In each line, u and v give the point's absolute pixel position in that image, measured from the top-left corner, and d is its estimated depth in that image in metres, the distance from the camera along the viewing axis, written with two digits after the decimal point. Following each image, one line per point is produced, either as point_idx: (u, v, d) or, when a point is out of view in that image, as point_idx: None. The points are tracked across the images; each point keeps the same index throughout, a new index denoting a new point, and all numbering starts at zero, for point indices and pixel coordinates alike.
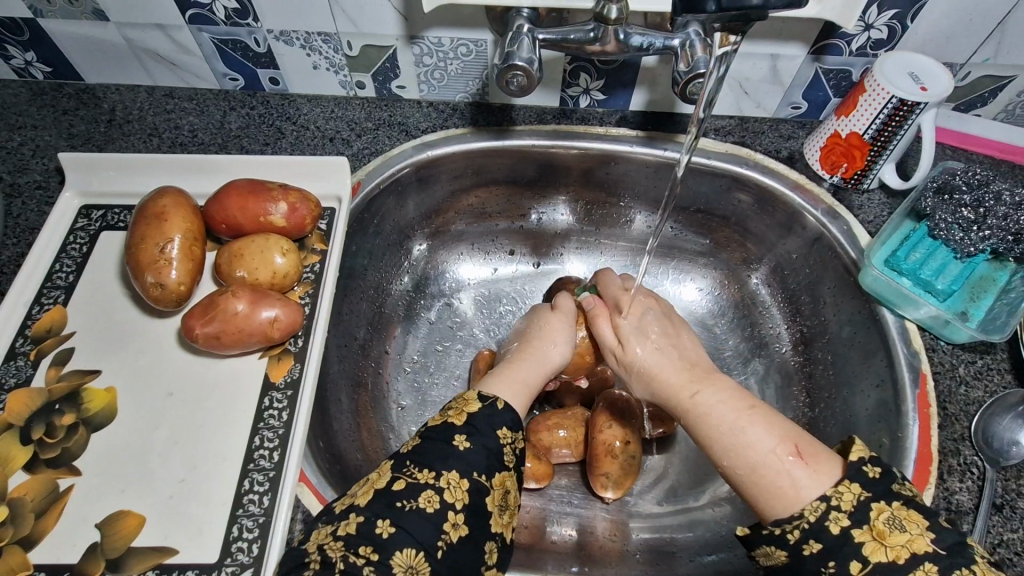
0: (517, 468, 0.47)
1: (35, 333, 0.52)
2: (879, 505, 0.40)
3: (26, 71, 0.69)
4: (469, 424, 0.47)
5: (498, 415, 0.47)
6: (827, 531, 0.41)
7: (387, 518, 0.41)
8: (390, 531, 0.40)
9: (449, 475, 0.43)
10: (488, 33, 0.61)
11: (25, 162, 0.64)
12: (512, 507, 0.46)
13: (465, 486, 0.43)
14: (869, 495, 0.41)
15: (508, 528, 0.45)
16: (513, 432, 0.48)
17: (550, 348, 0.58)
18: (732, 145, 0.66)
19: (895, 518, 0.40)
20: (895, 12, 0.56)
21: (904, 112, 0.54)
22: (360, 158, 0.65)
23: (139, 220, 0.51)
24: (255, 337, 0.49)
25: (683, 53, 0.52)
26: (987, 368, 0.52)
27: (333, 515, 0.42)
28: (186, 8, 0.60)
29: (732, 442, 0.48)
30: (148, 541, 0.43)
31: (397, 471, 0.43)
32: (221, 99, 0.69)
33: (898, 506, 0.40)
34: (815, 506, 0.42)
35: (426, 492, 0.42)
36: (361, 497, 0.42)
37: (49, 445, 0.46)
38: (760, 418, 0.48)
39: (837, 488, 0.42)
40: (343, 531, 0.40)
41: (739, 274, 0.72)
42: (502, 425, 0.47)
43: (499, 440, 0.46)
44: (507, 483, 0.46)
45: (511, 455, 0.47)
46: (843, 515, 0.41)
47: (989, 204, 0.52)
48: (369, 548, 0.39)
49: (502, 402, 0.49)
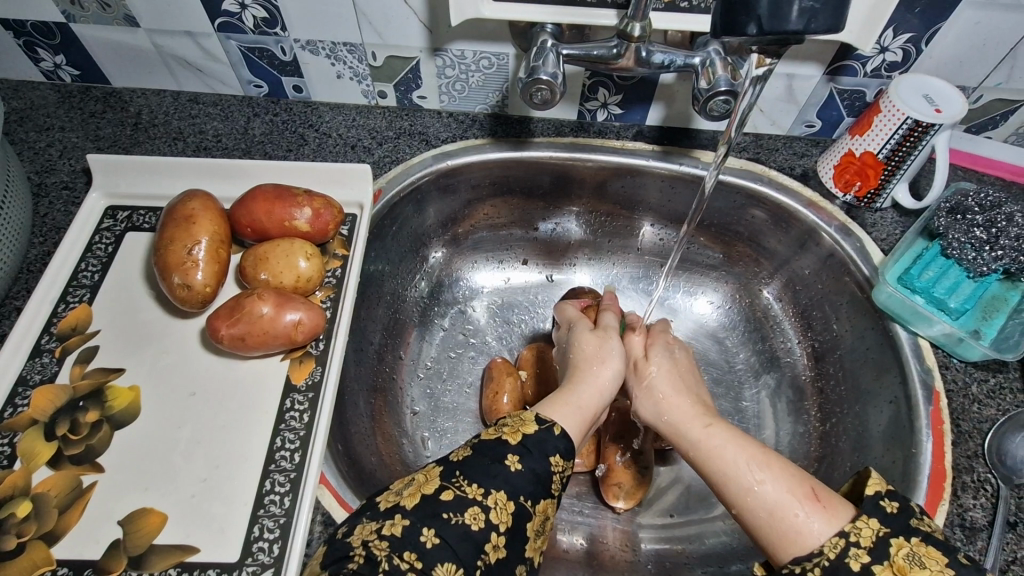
0: (559, 496, 0.47)
1: (60, 331, 0.52)
2: (899, 541, 0.37)
3: (54, 73, 0.71)
4: (522, 445, 0.46)
5: (552, 440, 0.47)
6: (847, 568, 0.37)
7: (431, 527, 0.40)
8: (434, 540, 0.40)
9: (497, 495, 0.43)
10: (510, 47, 0.62)
11: (53, 163, 0.65)
12: (545, 533, 0.46)
13: (510, 509, 0.43)
14: (888, 531, 0.38)
15: (537, 551, 0.45)
16: (565, 461, 0.47)
17: (613, 381, 0.56)
18: (748, 161, 0.67)
19: (915, 554, 0.37)
20: (910, 36, 0.57)
21: (919, 133, 0.55)
22: (381, 166, 0.66)
23: (169, 222, 0.52)
24: (279, 340, 0.50)
25: (704, 71, 0.53)
26: (1000, 387, 0.53)
27: (377, 512, 0.42)
28: (216, 16, 0.62)
29: (749, 480, 0.45)
30: (171, 539, 0.43)
31: (445, 480, 0.43)
32: (245, 105, 0.70)
33: (919, 543, 0.37)
34: (835, 542, 0.39)
35: (473, 509, 0.42)
36: (407, 498, 0.42)
37: (74, 442, 0.47)
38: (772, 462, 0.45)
39: (855, 523, 0.39)
40: (387, 531, 0.40)
41: (751, 288, 0.73)
42: (554, 452, 0.46)
43: (550, 466, 0.46)
44: (548, 510, 0.46)
45: (558, 483, 0.46)
46: (864, 552, 0.37)
47: (1002, 225, 0.53)
48: (413, 554, 0.39)
49: (558, 428, 0.48)
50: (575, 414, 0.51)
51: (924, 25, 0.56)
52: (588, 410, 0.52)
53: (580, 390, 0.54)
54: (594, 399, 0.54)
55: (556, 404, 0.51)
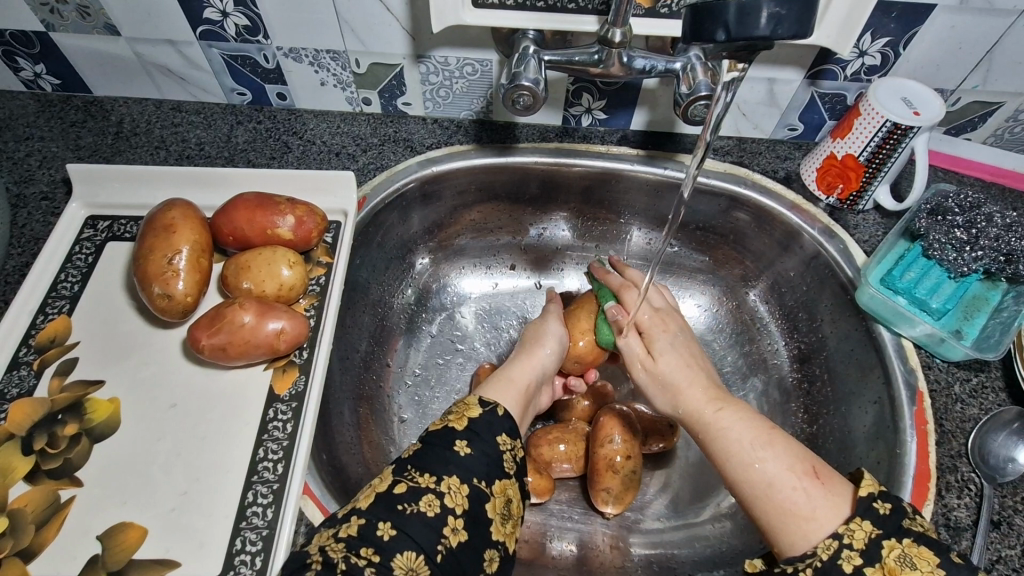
0: (518, 476, 0.47)
1: (39, 343, 0.52)
2: (890, 543, 0.39)
3: (35, 83, 0.70)
4: (469, 429, 0.46)
5: (499, 422, 0.48)
6: (839, 570, 0.39)
7: (388, 521, 0.40)
8: (391, 533, 0.39)
9: (450, 480, 0.43)
10: (493, 54, 0.62)
11: (32, 173, 0.64)
12: (514, 517, 0.45)
13: (464, 492, 0.42)
14: (880, 533, 0.39)
15: (510, 537, 0.44)
16: (513, 438, 0.48)
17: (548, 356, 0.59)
18: (731, 164, 0.67)
19: (906, 556, 0.38)
20: (888, 40, 0.58)
21: (898, 136, 0.56)
22: (366, 173, 0.66)
23: (149, 231, 0.52)
24: (261, 349, 0.49)
25: (684, 76, 0.54)
26: (982, 386, 0.53)
27: (334, 520, 0.41)
28: (197, 24, 0.62)
29: (744, 463, 0.47)
30: (152, 553, 0.43)
31: (397, 475, 0.43)
32: (228, 113, 0.70)
33: (909, 544, 0.38)
34: (828, 544, 0.40)
35: (427, 496, 0.41)
36: (362, 500, 0.42)
37: (52, 456, 0.46)
38: (775, 441, 0.47)
39: (849, 525, 0.40)
40: (344, 533, 0.39)
41: (737, 291, 0.73)
42: (501, 432, 0.47)
43: (498, 446, 0.46)
44: (509, 491, 0.45)
45: (510, 461, 0.46)
46: (855, 554, 0.39)
47: (981, 225, 0.54)
48: (370, 550, 0.38)
49: (503, 408, 0.49)
50: (508, 392, 0.53)
51: (901, 29, 0.57)
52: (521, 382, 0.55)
53: (514, 369, 0.56)
54: (529, 375, 0.56)
55: (493, 384, 0.54)
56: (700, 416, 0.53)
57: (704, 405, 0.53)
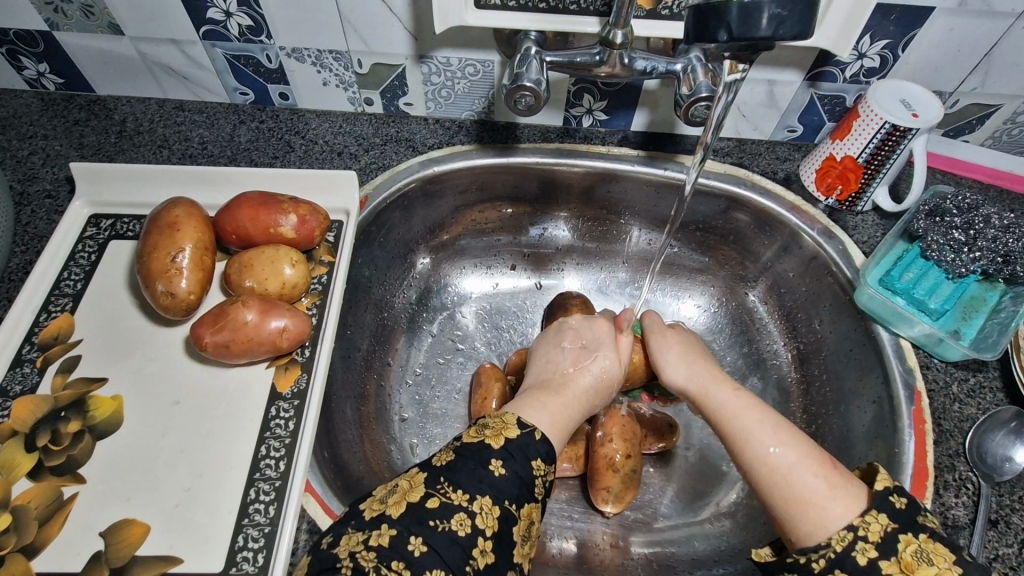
0: (543, 500, 0.47)
1: (42, 340, 0.52)
2: (907, 537, 0.39)
3: (38, 81, 0.70)
4: (505, 449, 0.46)
5: (534, 445, 0.47)
6: (853, 561, 0.39)
7: (418, 535, 0.40)
8: (422, 549, 0.40)
9: (483, 500, 0.43)
10: (495, 54, 0.63)
11: (36, 171, 0.64)
12: (532, 538, 0.46)
13: (496, 513, 0.43)
14: (896, 527, 0.40)
15: (526, 558, 0.45)
16: (547, 464, 0.48)
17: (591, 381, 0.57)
18: (731, 165, 0.67)
19: (922, 551, 0.39)
20: (886, 43, 0.58)
21: (897, 137, 0.56)
22: (367, 173, 0.66)
23: (152, 230, 0.52)
24: (264, 346, 0.49)
25: (686, 77, 0.54)
26: (980, 385, 0.54)
27: (362, 522, 0.42)
28: (201, 24, 0.62)
29: (759, 449, 0.47)
30: (155, 550, 0.43)
31: (430, 488, 0.43)
32: (231, 113, 0.70)
33: (925, 539, 0.39)
34: (843, 535, 0.40)
35: (460, 514, 0.42)
36: (393, 506, 0.42)
37: (55, 453, 0.46)
38: (793, 438, 0.47)
39: (865, 517, 0.41)
40: (374, 542, 0.40)
41: (737, 291, 0.74)
42: (536, 456, 0.47)
43: (532, 470, 0.46)
44: (533, 514, 0.46)
45: (541, 486, 0.47)
46: (871, 546, 0.40)
47: (979, 226, 0.54)
48: (400, 563, 0.39)
49: (539, 433, 0.49)
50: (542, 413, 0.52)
51: (900, 31, 0.57)
52: (566, 409, 0.54)
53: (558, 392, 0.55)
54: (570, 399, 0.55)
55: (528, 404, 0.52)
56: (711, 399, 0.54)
57: (715, 393, 0.54)
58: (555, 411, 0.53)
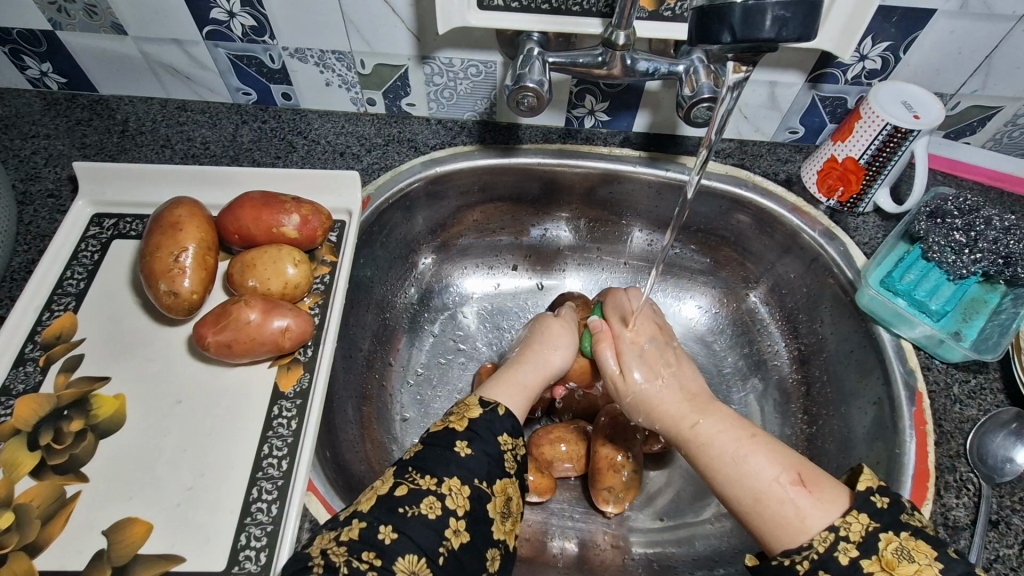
0: (518, 474, 0.47)
1: (45, 339, 0.52)
2: (887, 536, 0.39)
3: (41, 81, 0.70)
4: (470, 429, 0.47)
5: (499, 421, 0.48)
6: (836, 561, 0.39)
7: (389, 524, 0.40)
8: (392, 536, 0.40)
9: (451, 482, 0.43)
10: (497, 55, 0.63)
11: (38, 171, 0.65)
12: (515, 514, 0.46)
13: (467, 493, 0.43)
14: (877, 526, 0.40)
15: (511, 535, 0.45)
16: (513, 438, 0.48)
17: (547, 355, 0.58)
18: (732, 166, 0.68)
19: (904, 548, 0.39)
20: (888, 45, 0.58)
21: (898, 139, 0.56)
22: (370, 173, 0.66)
23: (154, 229, 0.52)
24: (266, 346, 0.50)
25: (688, 79, 0.54)
26: (981, 387, 0.54)
27: (336, 522, 0.42)
28: (204, 24, 0.62)
29: (737, 472, 0.47)
30: (157, 549, 0.43)
31: (399, 477, 0.43)
32: (233, 113, 0.70)
33: (908, 537, 0.39)
34: (825, 536, 0.41)
35: (429, 498, 0.42)
36: (363, 502, 0.42)
37: (58, 452, 0.46)
38: (757, 449, 0.47)
39: (846, 517, 0.41)
40: (346, 537, 0.40)
41: (738, 292, 0.74)
42: (502, 431, 0.47)
43: (499, 445, 0.47)
44: (509, 490, 0.46)
45: (511, 461, 0.47)
46: (852, 546, 0.40)
47: (980, 228, 0.54)
48: (372, 554, 0.39)
49: (503, 408, 0.49)
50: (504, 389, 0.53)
51: (901, 34, 0.57)
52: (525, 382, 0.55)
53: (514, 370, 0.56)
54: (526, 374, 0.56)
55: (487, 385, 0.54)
56: (681, 423, 0.53)
57: (681, 417, 0.53)
58: (515, 384, 0.54)
